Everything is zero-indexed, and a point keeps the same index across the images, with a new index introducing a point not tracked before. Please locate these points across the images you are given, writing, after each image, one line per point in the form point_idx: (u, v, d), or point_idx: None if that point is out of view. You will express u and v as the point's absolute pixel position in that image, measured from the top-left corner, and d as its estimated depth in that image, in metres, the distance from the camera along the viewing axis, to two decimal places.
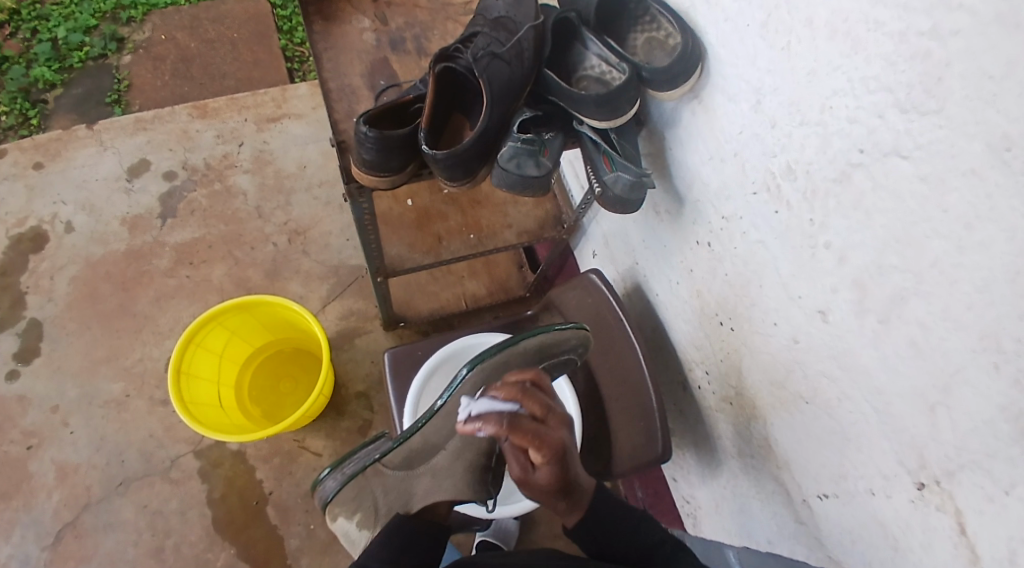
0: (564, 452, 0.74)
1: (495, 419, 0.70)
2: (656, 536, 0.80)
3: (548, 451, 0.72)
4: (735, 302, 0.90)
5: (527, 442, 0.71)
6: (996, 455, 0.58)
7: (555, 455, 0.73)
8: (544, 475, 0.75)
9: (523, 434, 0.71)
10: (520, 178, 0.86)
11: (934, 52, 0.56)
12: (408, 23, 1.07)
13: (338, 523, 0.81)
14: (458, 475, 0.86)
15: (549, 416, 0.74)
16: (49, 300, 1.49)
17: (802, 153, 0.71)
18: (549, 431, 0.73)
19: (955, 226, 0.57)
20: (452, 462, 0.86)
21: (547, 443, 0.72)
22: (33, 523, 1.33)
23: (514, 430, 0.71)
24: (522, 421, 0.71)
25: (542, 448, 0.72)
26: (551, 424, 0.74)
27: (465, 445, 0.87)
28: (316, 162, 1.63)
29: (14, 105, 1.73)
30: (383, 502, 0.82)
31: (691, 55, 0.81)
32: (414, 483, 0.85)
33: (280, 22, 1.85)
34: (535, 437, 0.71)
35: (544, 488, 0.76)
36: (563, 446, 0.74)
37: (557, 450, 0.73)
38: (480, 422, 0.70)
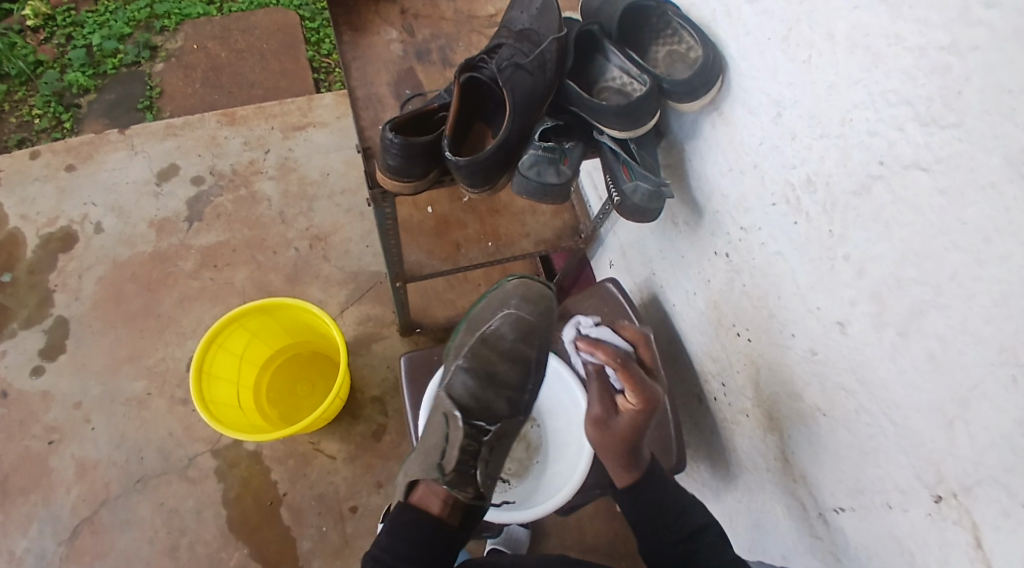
0: (653, 409, 0.88)
1: (611, 353, 0.87)
2: (700, 521, 0.87)
3: (643, 396, 0.87)
4: (753, 314, 0.91)
5: (631, 382, 0.87)
6: (1014, 471, 0.59)
7: (646, 406, 0.87)
8: (624, 420, 0.88)
9: (631, 374, 0.87)
10: (540, 185, 0.88)
11: (953, 67, 0.57)
12: (434, 34, 1.10)
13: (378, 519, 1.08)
14: (417, 461, 0.90)
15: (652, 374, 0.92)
16: (75, 299, 1.52)
17: (822, 165, 0.72)
18: (650, 383, 0.89)
19: (974, 239, 0.58)
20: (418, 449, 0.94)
21: (644, 391, 0.87)
22: (52, 517, 1.36)
23: (624, 367, 0.87)
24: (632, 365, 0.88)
25: (641, 394, 0.87)
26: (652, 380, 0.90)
27: (428, 433, 0.95)
28: (339, 169, 1.66)
29: (47, 109, 1.78)
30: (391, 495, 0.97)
31: (712, 67, 0.82)
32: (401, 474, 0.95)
33: (308, 33, 1.90)
34: (638, 380, 0.87)
35: (618, 436, 0.88)
36: (654, 404, 0.88)
37: (650, 401, 0.87)
38: (597, 348, 0.88)
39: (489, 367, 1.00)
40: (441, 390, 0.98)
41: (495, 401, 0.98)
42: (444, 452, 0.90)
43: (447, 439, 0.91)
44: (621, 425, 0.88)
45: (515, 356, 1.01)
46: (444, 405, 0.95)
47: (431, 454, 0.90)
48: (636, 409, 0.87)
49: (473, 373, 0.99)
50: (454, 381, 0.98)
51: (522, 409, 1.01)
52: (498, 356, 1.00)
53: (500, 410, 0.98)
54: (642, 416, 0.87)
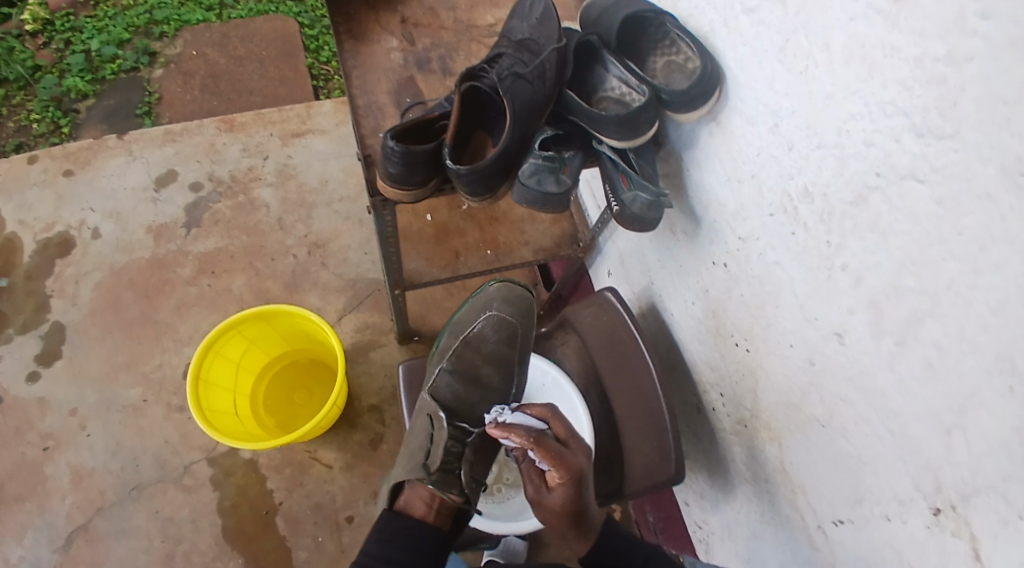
0: (581, 477, 0.79)
1: (524, 433, 0.78)
2: None
3: (565, 471, 0.78)
4: (751, 323, 0.91)
5: (549, 459, 0.78)
6: (1012, 480, 0.59)
7: (572, 482, 0.78)
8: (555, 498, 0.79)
9: (548, 451, 0.78)
10: (540, 194, 0.88)
11: (949, 78, 0.57)
12: (434, 43, 1.10)
13: None
14: (404, 465, 0.91)
15: (572, 443, 0.82)
16: (72, 305, 1.52)
17: (819, 175, 0.72)
18: (570, 454, 0.80)
19: (970, 248, 0.58)
20: (405, 455, 0.94)
21: (567, 464, 0.78)
22: (46, 525, 1.35)
23: (541, 444, 0.78)
24: (547, 440, 0.79)
25: (561, 467, 0.78)
26: (572, 451, 0.81)
27: (413, 437, 0.96)
28: (338, 177, 1.66)
29: (46, 115, 1.78)
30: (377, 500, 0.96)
31: (710, 77, 0.83)
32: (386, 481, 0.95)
33: (307, 41, 1.90)
34: (557, 454, 0.78)
35: (556, 512, 0.80)
36: (582, 473, 0.80)
37: (575, 475, 0.79)
38: (510, 433, 0.79)
39: (474, 370, 1.03)
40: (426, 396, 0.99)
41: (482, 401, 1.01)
42: (428, 452, 0.91)
43: (431, 439, 0.93)
44: (555, 501, 0.79)
45: (499, 357, 1.05)
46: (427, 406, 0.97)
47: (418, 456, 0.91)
48: (564, 486, 0.78)
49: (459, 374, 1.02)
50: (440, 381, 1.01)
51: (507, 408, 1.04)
52: (481, 359, 1.04)
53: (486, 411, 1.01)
54: (573, 487, 0.78)
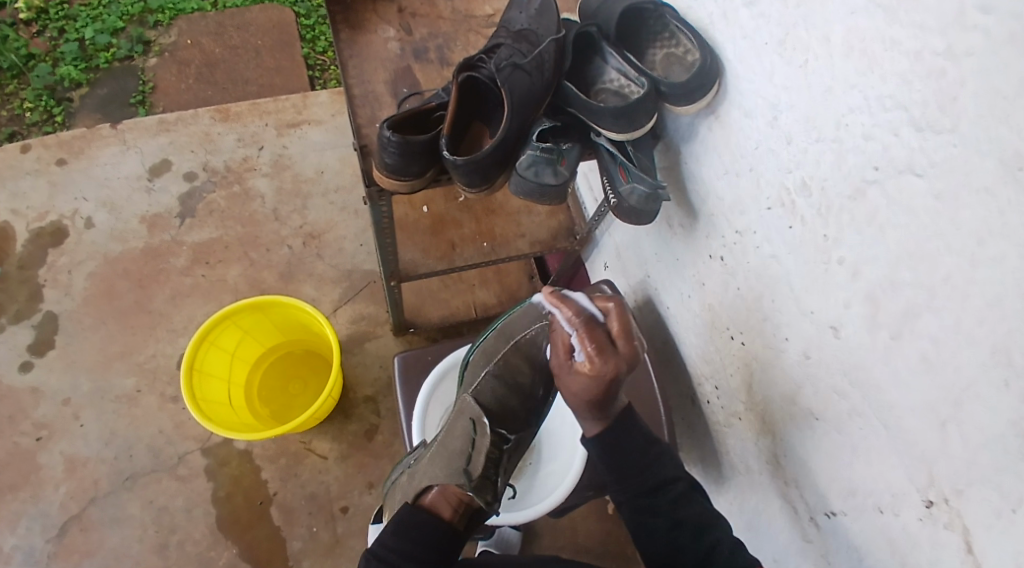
0: (613, 381, 0.79)
1: (573, 312, 0.80)
2: (670, 473, 0.88)
3: (596, 366, 0.78)
4: (747, 316, 0.91)
5: (589, 345, 0.78)
6: (1006, 472, 0.59)
7: (600, 378, 0.79)
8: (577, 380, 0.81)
9: (591, 338, 0.78)
10: (537, 186, 0.88)
11: (949, 72, 0.57)
12: (432, 33, 1.09)
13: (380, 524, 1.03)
14: (438, 464, 0.88)
15: (625, 345, 0.80)
16: (66, 294, 1.51)
17: (817, 168, 0.72)
18: (614, 353, 0.79)
19: (968, 242, 0.58)
20: (437, 451, 0.91)
21: (603, 360, 0.78)
22: (40, 515, 1.35)
23: (586, 329, 0.79)
24: (595, 330, 0.79)
25: (597, 359, 0.78)
26: (618, 351, 0.80)
27: (448, 435, 0.92)
28: (334, 167, 1.65)
29: (39, 103, 1.77)
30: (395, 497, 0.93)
31: (709, 70, 0.83)
32: (413, 473, 0.92)
33: (303, 31, 1.89)
34: (601, 347, 0.78)
35: (575, 393, 0.83)
36: (616, 375, 0.79)
37: (606, 374, 0.78)
38: (561, 303, 0.81)
39: (515, 376, 0.99)
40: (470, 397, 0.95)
41: (518, 410, 0.98)
42: (468, 457, 0.89)
43: (473, 444, 0.90)
44: (574, 383, 0.82)
45: (540, 366, 1.01)
46: (471, 410, 0.93)
47: (452, 458, 0.88)
48: (589, 378, 0.79)
49: (500, 379, 0.99)
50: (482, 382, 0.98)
51: (535, 417, 1.01)
52: (524, 366, 1.00)
53: (517, 418, 0.98)
54: (599, 383, 0.79)
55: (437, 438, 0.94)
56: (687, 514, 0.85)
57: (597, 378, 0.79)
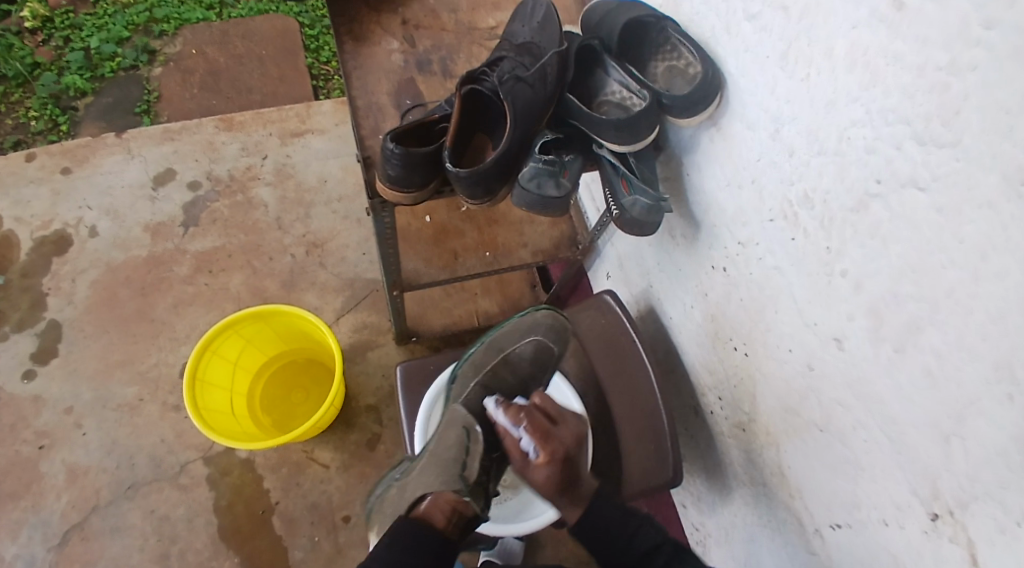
0: (563, 460, 0.83)
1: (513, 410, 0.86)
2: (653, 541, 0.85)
3: (548, 451, 0.83)
4: (750, 327, 0.91)
5: (535, 436, 0.84)
6: (1009, 487, 0.59)
7: (554, 460, 0.83)
8: (538, 475, 0.84)
9: (535, 428, 0.84)
10: (540, 198, 0.88)
11: (951, 86, 0.57)
12: (435, 45, 1.10)
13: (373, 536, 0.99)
14: (433, 473, 0.88)
15: (560, 426, 0.86)
16: (69, 302, 1.51)
17: (820, 181, 0.72)
18: (556, 434, 0.85)
19: (971, 256, 0.58)
20: (430, 460, 0.90)
21: (549, 445, 0.83)
22: (41, 523, 1.34)
23: (526, 416, 0.85)
24: (535, 416, 0.85)
25: (544, 445, 0.83)
26: (558, 433, 0.85)
27: (439, 443, 0.91)
28: (337, 176, 1.66)
29: (44, 111, 1.77)
30: (389, 508, 0.92)
31: (712, 83, 0.83)
32: (406, 486, 0.91)
33: (307, 40, 1.90)
34: (543, 433, 0.84)
35: (541, 486, 0.84)
36: (564, 456, 0.84)
37: (557, 454, 0.83)
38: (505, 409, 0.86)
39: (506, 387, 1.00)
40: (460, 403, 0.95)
41: None
42: (462, 463, 0.88)
43: (467, 451, 0.89)
44: (537, 478, 0.84)
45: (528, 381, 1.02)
46: (463, 417, 0.91)
47: (447, 466, 0.88)
48: (546, 465, 0.83)
49: (487, 389, 0.99)
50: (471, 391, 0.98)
51: None
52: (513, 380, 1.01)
53: None
54: (555, 467, 0.83)
55: (430, 446, 0.93)
56: None
57: (551, 462, 0.83)
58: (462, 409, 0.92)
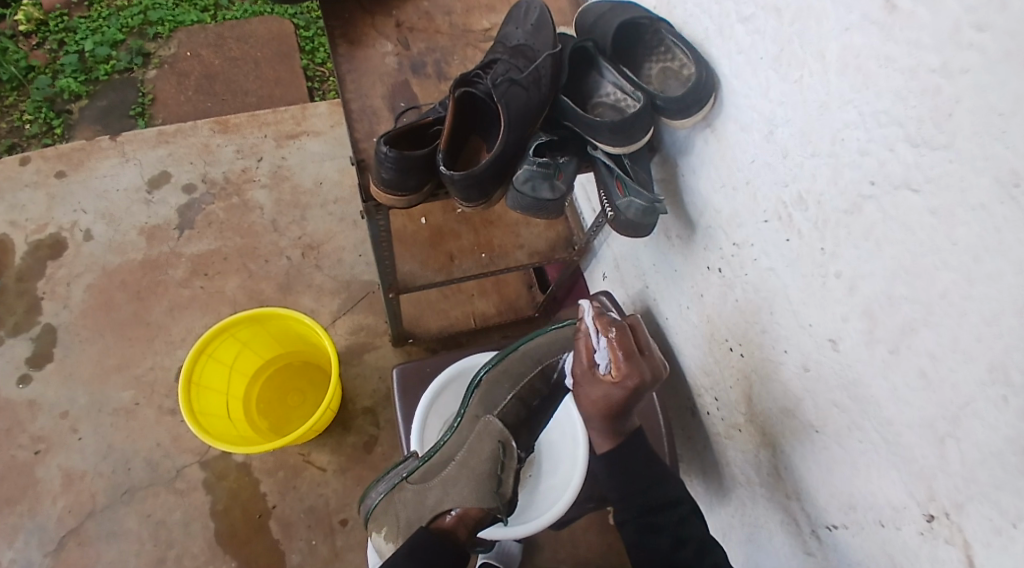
0: (636, 388, 0.85)
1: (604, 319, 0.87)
2: (671, 495, 0.90)
3: (621, 374, 0.84)
4: (745, 328, 0.91)
5: (618, 353, 0.84)
6: (1004, 489, 0.59)
7: (623, 386, 0.85)
8: (601, 388, 0.87)
9: (621, 346, 0.84)
10: (534, 201, 0.87)
11: (943, 89, 0.57)
12: (429, 48, 1.10)
13: (374, 537, 0.94)
14: (465, 485, 0.90)
15: (648, 357, 0.86)
16: (64, 306, 1.51)
17: (814, 183, 0.72)
18: (640, 361, 0.85)
19: (965, 258, 0.58)
20: (459, 471, 0.91)
21: (629, 368, 0.84)
22: (38, 529, 1.34)
23: (616, 331, 0.86)
24: (626, 336, 0.86)
25: (625, 366, 0.84)
26: (642, 361, 0.85)
27: (470, 454, 0.92)
28: (333, 178, 1.65)
29: (38, 115, 1.77)
30: (403, 515, 0.91)
31: (705, 85, 0.83)
32: (427, 494, 0.91)
33: (303, 42, 1.90)
34: (630, 355, 0.85)
35: (596, 399, 0.88)
36: (637, 387, 0.85)
37: (630, 382, 0.84)
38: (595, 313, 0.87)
39: (539, 400, 0.98)
40: (494, 416, 0.95)
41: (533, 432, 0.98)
42: (497, 479, 0.91)
43: (502, 466, 0.92)
44: (595, 391, 0.87)
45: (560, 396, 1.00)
46: (499, 431, 0.93)
47: (481, 480, 0.90)
48: (611, 385, 0.86)
49: (522, 403, 0.97)
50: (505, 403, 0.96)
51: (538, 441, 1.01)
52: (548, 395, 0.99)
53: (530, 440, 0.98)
54: (621, 392, 0.85)
55: (458, 455, 0.93)
56: (691, 532, 0.87)
57: (620, 385, 0.85)
58: (497, 422, 0.94)
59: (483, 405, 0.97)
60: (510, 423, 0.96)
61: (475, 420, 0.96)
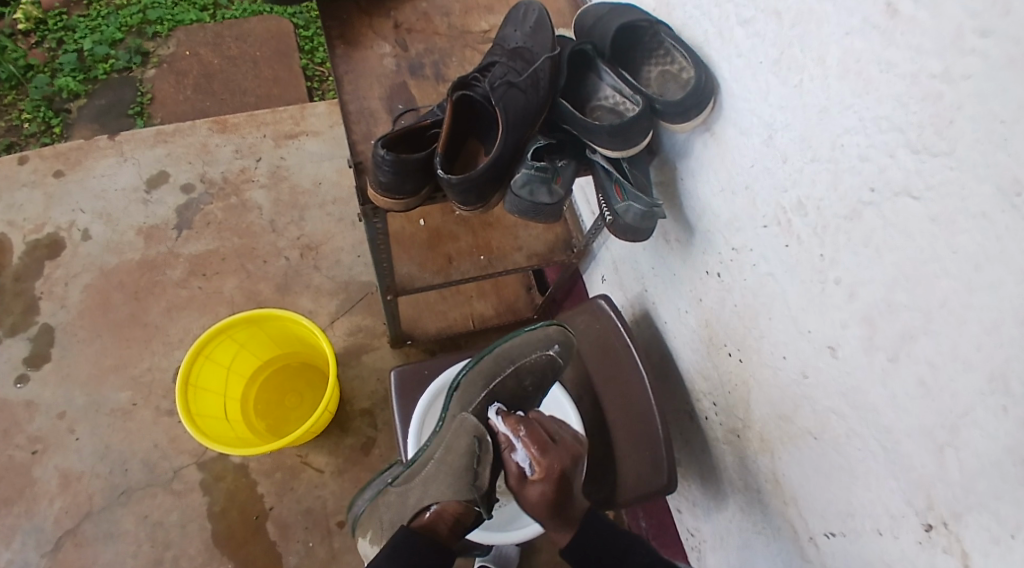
0: (560, 475, 0.83)
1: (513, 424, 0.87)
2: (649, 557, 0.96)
3: (545, 466, 0.83)
4: (743, 333, 0.90)
5: (533, 449, 0.84)
6: (1004, 498, 0.58)
7: (551, 475, 0.82)
8: (533, 491, 0.83)
9: (535, 440, 0.85)
10: (532, 205, 0.87)
11: (945, 95, 0.56)
12: (428, 49, 1.09)
13: (361, 542, 0.92)
14: (442, 480, 0.87)
15: (562, 441, 0.86)
16: (62, 306, 1.50)
17: (813, 189, 0.72)
18: (556, 449, 0.85)
19: (965, 266, 0.57)
20: (437, 468, 0.89)
21: (548, 456, 0.83)
22: (34, 530, 1.34)
23: (527, 428, 0.86)
24: (536, 430, 0.86)
25: (545, 456, 0.83)
26: (557, 448, 0.85)
27: (447, 451, 0.90)
28: (331, 179, 1.65)
29: (37, 114, 1.76)
30: (386, 517, 0.89)
31: (705, 89, 0.82)
32: (409, 494, 0.89)
33: (301, 41, 1.89)
34: (542, 446, 0.84)
35: (536, 505, 0.83)
36: (562, 472, 0.83)
37: (554, 469, 0.83)
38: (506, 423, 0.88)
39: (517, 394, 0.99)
40: (470, 412, 0.93)
41: None
42: (473, 472, 0.88)
43: (478, 460, 0.88)
44: (531, 496, 0.83)
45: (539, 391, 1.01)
46: (473, 426, 0.91)
47: (457, 474, 0.88)
48: (541, 481, 0.83)
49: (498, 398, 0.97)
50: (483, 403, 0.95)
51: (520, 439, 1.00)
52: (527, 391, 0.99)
53: None
54: (551, 482, 0.82)
55: (437, 453, 0.91)
56: None
57: (547, 477, 0.82)
58: (472, 418, 0.92)
59: (460, 403, 0.96)
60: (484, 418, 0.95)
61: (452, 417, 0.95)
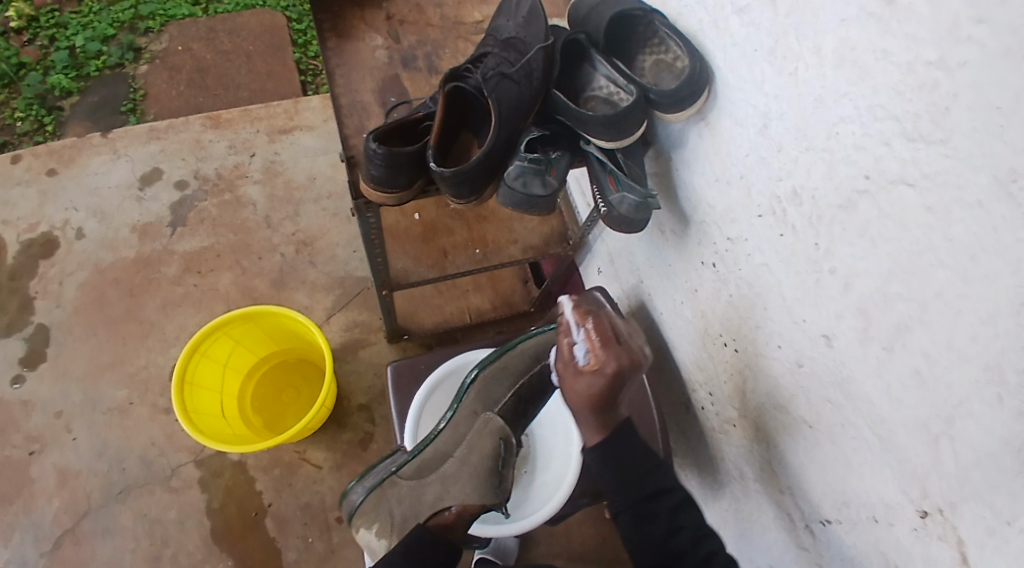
0: (615, 375, 0.83)
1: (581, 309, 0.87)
2: (668, 483, 0.89)
3: (599, 360, 0.83)
4: (739, 324, 0.90)
5: (595, 341, 0.84)
6: (999, 489, 0.58)
7: (602, 373, 0.83)
8: (583, 382, 0.84)
9: (598, 333, 0.85)
10: (526, 197, 0.87)
11: (941, 83, 0.56)
12: (420, 41, 1.08)
13: (361, 534, 0.89)
14: (466, 481, 0.90)
15: (628, 345, 0.86)
16: (57, 304, 1.50)
17: (808, 179, 0.71)
18: (618, 349, 0.84)
19: (961, 257, 0.57)
20: (459, 469, 0.91)
21: (608, 354, 0.84)
22: (33, 527, 1.33)
23: (593, 320, 0.86)
24: (602, 324, 0.86)
25: (606, 350, 0.84)
26: (619, 348, 0.85)
27: (470, 451, 0.92)
28: (326, 174, 1.64)
29: (29, 112, 1.75)
30: (397, 511, 0.89)
31: (699, 78, 0.81)
32: (425, 491, 0.90)
33: (295, 35, 1.88)
34: (606, 342, 0.84)
35: (579, 396, 0.85)
36: (618, 374, 0.83)
37: (609, 367, 0.83)
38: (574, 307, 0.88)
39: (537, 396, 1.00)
40: (494, 412, 0.95)
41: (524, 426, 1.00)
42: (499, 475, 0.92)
43: (503, 462, 0.93)
44: (578, 386, 0.85)
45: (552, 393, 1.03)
46: (499, 428, 0.94)
47: (481, 477, 0.90)
48: (591, 374, 0.84)
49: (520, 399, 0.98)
50: (506, 402, 0.97)
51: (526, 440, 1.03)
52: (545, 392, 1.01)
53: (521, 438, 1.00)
54: (602, 379, 0.83)
55: (457, 452, 0.93)
56: (688, 519, 0.87)
57: (599, 371, 0.83)
58: (497, 419, 0.95)
59: (483, 403, 0.97)
60: (507, 417, 0.97)
61: (474, 416, 0.96)
